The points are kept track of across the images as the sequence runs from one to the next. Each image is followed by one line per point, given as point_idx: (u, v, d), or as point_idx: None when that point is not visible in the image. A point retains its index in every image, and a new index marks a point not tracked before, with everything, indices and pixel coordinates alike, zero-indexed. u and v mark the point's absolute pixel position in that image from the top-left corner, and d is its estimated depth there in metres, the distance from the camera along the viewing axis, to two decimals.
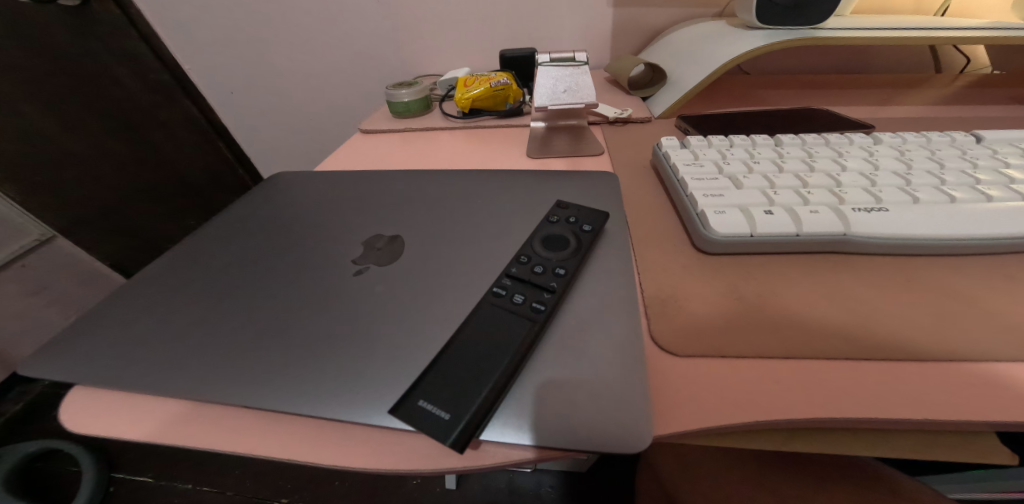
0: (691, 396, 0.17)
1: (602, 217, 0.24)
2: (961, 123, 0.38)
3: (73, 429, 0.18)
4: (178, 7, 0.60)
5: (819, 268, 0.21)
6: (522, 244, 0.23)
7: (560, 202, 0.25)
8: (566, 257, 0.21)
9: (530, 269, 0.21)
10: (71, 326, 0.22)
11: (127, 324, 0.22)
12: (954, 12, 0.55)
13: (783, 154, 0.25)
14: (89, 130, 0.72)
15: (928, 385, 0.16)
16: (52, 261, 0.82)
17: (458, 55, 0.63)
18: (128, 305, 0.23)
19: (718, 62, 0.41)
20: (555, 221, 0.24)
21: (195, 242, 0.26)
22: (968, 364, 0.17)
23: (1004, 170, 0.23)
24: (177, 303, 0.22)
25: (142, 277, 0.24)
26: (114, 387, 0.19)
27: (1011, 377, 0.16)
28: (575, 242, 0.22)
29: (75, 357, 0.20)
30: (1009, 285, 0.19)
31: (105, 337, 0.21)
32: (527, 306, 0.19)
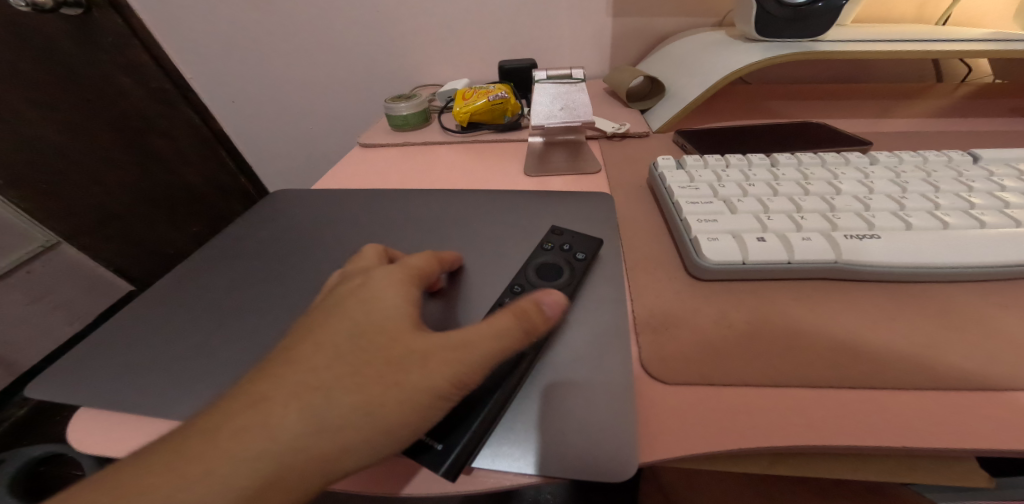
0: (679, 424, 0.17)
1: (595, 243, 0.24)
2: (958, 138, 0.38)
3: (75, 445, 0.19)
4: (180, 17, 0.60)
5: (811, 295, 0.21)
6: (516, 272, 0.23)
7: (555, 228, 0.25)
8: (559, 287, 0.22)
9: (523, 299, 0.21)
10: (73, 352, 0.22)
11: (128, 347, 0.22)
12: (954, 21, 0.55)
13: (778, 176, 0.25)
14: (92, 136, 0.72)
15: (913, 414, 0.16)
16: (57, 268, 0.85)
17: (458, 65, 0.63)
18: (128, 328, 0.23)
19: (717, 75, 0.41)
20: (549, 248, 0.24)
21: (195, 264, 0.27)
22: (952, 393, 0.17)
23: (999, 193, 0.23)
24: (175, 326, 0.23)
25: (143, 300, 0.25)
26: (121, 407, 0.19)
27: (994, 405, 0.16)
28: (569, 271, 0.22)
29: (75, 380, 0.21)
30: (998, 312, 0.19)
31: (107, 360, 0.21)
32: None
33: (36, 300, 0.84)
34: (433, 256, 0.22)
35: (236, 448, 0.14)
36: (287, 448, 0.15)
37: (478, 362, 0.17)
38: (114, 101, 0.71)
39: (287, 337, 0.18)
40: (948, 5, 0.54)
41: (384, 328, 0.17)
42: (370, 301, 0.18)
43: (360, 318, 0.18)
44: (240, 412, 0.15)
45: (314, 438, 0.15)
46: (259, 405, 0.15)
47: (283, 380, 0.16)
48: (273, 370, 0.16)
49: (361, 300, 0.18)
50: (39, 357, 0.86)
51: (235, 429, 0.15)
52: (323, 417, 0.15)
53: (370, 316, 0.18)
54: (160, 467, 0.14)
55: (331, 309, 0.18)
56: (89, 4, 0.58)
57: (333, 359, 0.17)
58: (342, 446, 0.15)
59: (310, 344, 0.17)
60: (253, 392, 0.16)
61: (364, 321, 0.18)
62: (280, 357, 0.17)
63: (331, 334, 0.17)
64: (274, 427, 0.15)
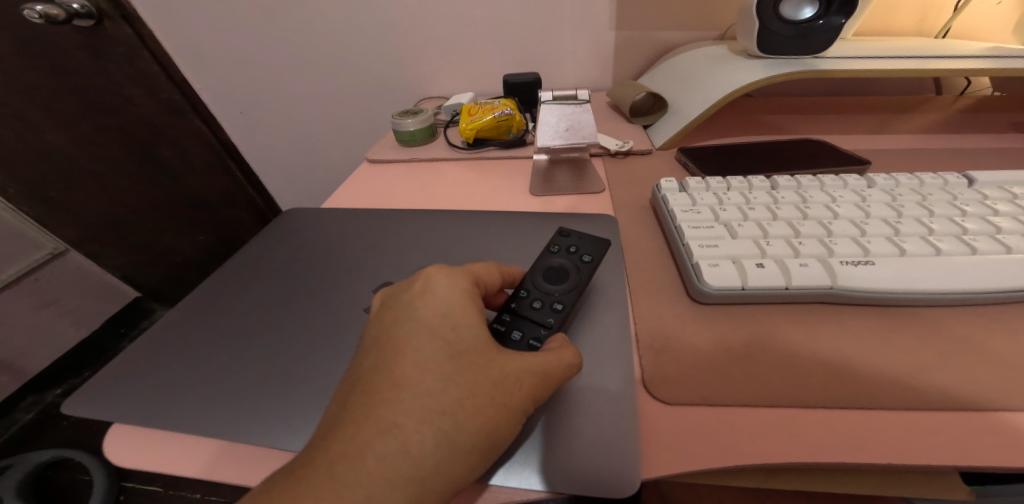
0: (677, 446, 0.17)
1: (601, 247, 0.24)
2: (953, 156, 0.38)
3: (115, 458, 0.19)
4: (192, 32, 0.63)
5: (808, 319, 0.21)
6: (523, 276, 0.24)
7: (563, 230, 0.26)
8: (565, 291, 0.22)
9: (529, 304, 0.22)
10: (109, 372, 0.23)
11: (159, 365, 0.23)
12: (954, 35, 0.56)
13: (778, 199, 0.26)
14: (101, 146, 0.73)
15: (897, 433, 0.17)
16: (64, 275, 0.92)
17: (463, 77, 0.64)
18: (160, 345, 0.24)
19: (720, 92, 0.42)
20: (556, 250, 0.25)
21: (215, 282, 0.28)
22: (935, 413, 0.18)
23: (992, 217, 0.24)
24: (202, 345, 0.23)
25: (167, 322, 0.25)
26: (160, 427, 0.20)
27: (972, 422, 0.17)
28: (575, 276, 0.23)
29: (114, 399, 0.21)
30: (986, 335, 0.20)
31: (144, 378, 0.22)
32: (524, 343, 0.20)
33: (43, 306, 0.89)
34: (499, 266, 0.23)
35: (387, 471, 0.16)
36: (427, 466, 0.16)
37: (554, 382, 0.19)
38: (124, 112, 0.71)
39: (379, 355, 0.19)
40: (947, 19, 0.55)
41: (475, 347, 0.19)
42: (454, 319, 0.19)
43: (448, 338, 0.19)
44: (376, 438, 0.16)
45: (450, 456, 0.17)
46: (393, 432, 0.16)
47: (405, 405, 0.17)
48: (386, 396, 0.17)
49: (441, 316, 0.19)
50: (45, 364, 0.92)
51: (380, 454, 0.16)
52: (451, 439, 0.17)
53: (458, 334, 0.19)
54: (320, 489, 0.15)
55: (413, 324, 0.19)
56: (100, 15, 0.59)
57: (446, 381, 0.17)
58: (471, 463, 0.17)
59: (414, 366, 0.18)
60: (381, 418, 0.17)
61: (455, 339, 0.19)
62: (384, 381, 0.18)
63: (431, 355, 0.18)
64: (414, 451, 0.16)
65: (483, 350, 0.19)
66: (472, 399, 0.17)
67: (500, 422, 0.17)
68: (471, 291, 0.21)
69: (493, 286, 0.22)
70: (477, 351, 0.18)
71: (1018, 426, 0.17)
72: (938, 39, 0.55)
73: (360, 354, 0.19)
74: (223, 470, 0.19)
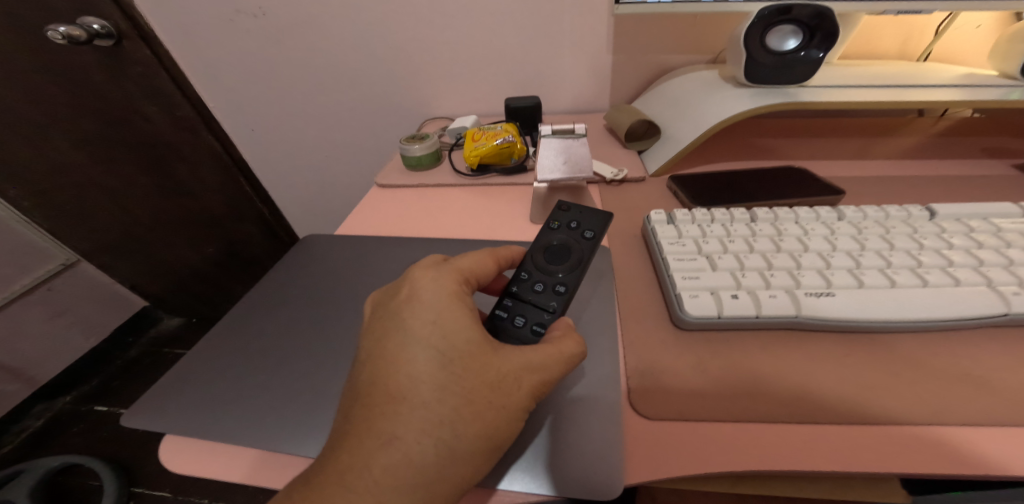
0: (655, 457, 0.20)
1: (599, 227, 0.29)
2: (923, 184, 0.41)
3: (168, 464, 0.22)
4: (208, 53, 0.66)
5: (778, 344, 0.24)
6: (527, 256, 0.28)
7: (566, 210, 0.30)
8: (568, 274, 0.27)
9: (534, 289, 0.26)
10: (156, 390, 0.25)
11: (200, 383, 0.25)
12: (935, 58, 0.59)
13: (756, 232, 0.29)
14: (115, 162, 0.76)
15: (843, 445, 0.20)
16: (76, 284, 0.99)
17: (467, 97, 0.68)
18: (201, 365, 0.26)
19: (708, 121, 0.44)
20: (558, 229, 0.29)
21: (246, 305, 0.30)
22: (878, 426, 0.20)
23: (946, 250, 0.27)
24: (235, 364, 0.26)
25: (203, 344, 0.28)
26: (205, 438, 0.22)
27: (909, 435, 0.20)
28: (576, 257, 0.28)
29: (162, 414, 0.24)
30: (931, 357, 0.23)
31: (188, 395, 0.25)
32: (529, 328, 0.25)
33: (55, 316, 0.96)
34: (494, 254, 0.26)
35: (392, 478, 0.19)
36: (429, 469, 0.19)
37: (544, 385, 0.21)
38: (142, 128, 0.73)
39: (374, 370, 0.21)
40: (929, 42, 0.58)
41: (467, 355, 0.21)
42: (444, 329, 0.21)
43: (440, 348, 0.21)
44: (378, 450, 0.19)
45: (451, 458, 0.19)
46: (395, 444, 0.19)
47: (404, 419, 0.19)
48: (386, 411, 0.20)
49: (431, 327, 0.21)
50: (57, 372, 0.98)
51: (383, 465, 0.19)
52: (448, 444, 0.19)
53: (449, 344, 0.21)
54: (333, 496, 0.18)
55: (404, 337, 0.21)
56: (120, 34, 0.61)
57: (442, 392, 0.20)
58: (471, 463, 0.20)
59: (409, 380, 0.20)
60: (382, 432, 0.19)
61: (446, 349, 0.21)
62: (383, 396, 0.20)
63: (426, 368, 0.20)
64: (416, 458, 0.19)
65: (474, 356, 0.21)
66: (466, 407, 0.20)
67: (494, 424, 0.20)
68: (458, 292, 0.23)
69: (487, 273, 0.25)
70: (468, 357, 0.21)
71: (950, 440, 0.19)
72: (919, 62, 0.58)
73: (357, 367, 0.22)
74: (262, 477, 0.21)
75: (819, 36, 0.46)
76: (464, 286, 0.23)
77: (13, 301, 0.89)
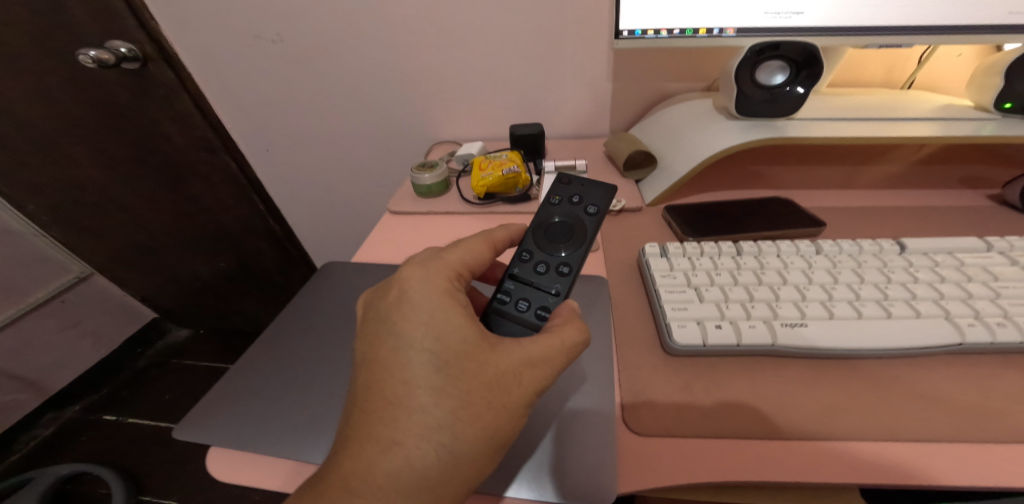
0: (645, 470, 0.22)
1: (600, 209, 0.33)
2: (897, 217, 0.45)
3: (215, 474, 0.24)
4: (228, 76, 0.69)
5: (757, 369, 0.26)
6: (531, 239, 0.33)
7: (569, 194, 0.35)
8: (570, 257, 0.31)
9: (540, 273, 0.31)
10: (201, 406, 0.28)
11: (241, 399, 0.28)
12: (919, 85, 0.63)
13: (740, 265, 0.31)
14: (134, 179, 0.82)
15: (810, 459, 0.22)
16: (88, 297, 1.04)
17: (474, 121, 0.71)
18: (240, 383, 0.29)
19: (701, 154, 0.47)
20: (558, 209, 0.34)
21: (279, 327, 0.33)
22: (842, 443, 0.23)
23: (912, 284, 0.29)
24: (272, 382, 0.29)
25: (242, 363, 0.31)
26: (247, 450, 0.25)
27: (869, 451, 0.22)
28: (577, 241, 0.32)
29: (206, 427, 0.26)
30: (893, 382, 0.25)
31: (230, 410, 0.27)
32: (534, 312, 0.29)
33: (67, 327, 1.01)
34: (486, 240, 0.30)
35: (392, 477, 0.21)
36: (430, 466, 0.22)
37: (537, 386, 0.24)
38: (161, 148, 0.77)
39: (373, 376, 0.23)
40: (913, 70, 0.62)
41: (460, 357, 0.23)
42: (437, 331, 0.23)
43: (434, 352, 0.23)
44: (380, 454, 0.22)
45: (451, 454, 0.22)
46: (394, 448, 0.22)
47: (401, 424, 0.22)
48: (385, 417, 0.22)
49: (423, 332, 0.23)
50: (66, 381, 1.01)
51: (385, 468, 0.21)
52: (444, 444, 0.22)
53: (442, 347, 0.23)
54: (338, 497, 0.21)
55: (399, 343, 0.23)
56: (145, 58, 0.65)
57: (439, 396, 0.22)
58: (472, 456, 0.22)
59: (405, 387, 0.23)
60: (381, 437, 0.22)
61: (440, 352, 0.23)
62: (380, 403, 0.23)
63: (421, 374, 0.23)
64: (415, 457, 0.22)
65: (466, 357, 0.23)
66: (461, 407, 0.22)
67: (490, 422, 0.23)
68: (447, 289, 0.25)
69: (479, 260, 0.29)
70: (462, 359, 0.23)
71: (905, 455, 0.22)
72: (903, 90, 0.61)
73: (357, 374, 0.24)
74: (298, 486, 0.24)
75: (804, 72, 0.48)
76: (453, 281, 0.26)
77: (27, 313, 0.93)
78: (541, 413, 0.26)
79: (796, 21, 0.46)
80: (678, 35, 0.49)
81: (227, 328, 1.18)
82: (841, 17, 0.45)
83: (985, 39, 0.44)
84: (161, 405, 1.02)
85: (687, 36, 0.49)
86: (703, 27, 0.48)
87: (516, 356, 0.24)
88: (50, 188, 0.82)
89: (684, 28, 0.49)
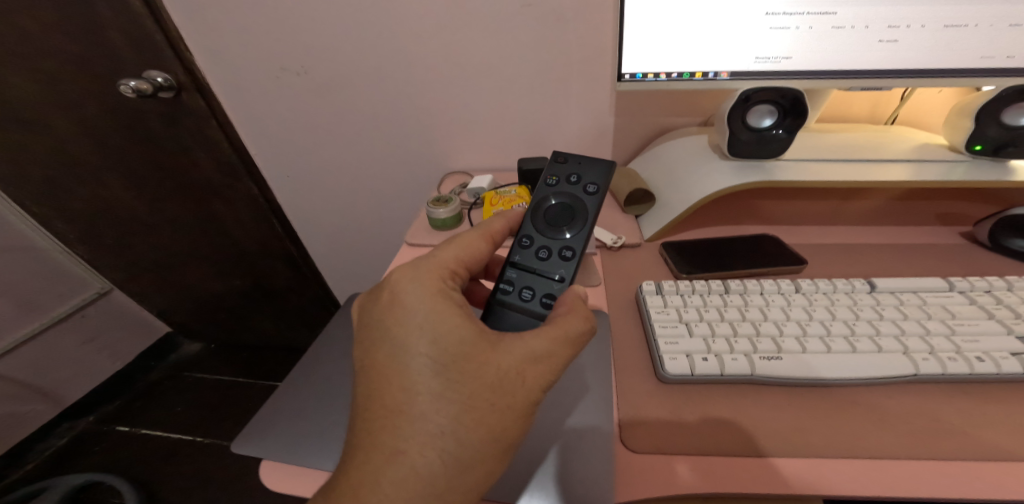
0: (640, 483, 0.26)
1: (599, 193, 0.39)
2: (873, 255, 0.49)
3: (263, 480, 0.29)
4: (255, 107, 0.74)
5: (740, 395, 0.30)
6: (535, 229, 0.39)
7: (573, 180, 0.41)
8: (572, 242, 0.38)
9: (544, 257, 0.37)
10: (251, 426, 0.34)
11: (284, 422, 0.34)
12: (901, 121, 0.67)
13: (726, 302, 0.35)
14: (161, 200, 0.87)
15: (781, 473, 0.26)
16: (106, 311, 1.08)
17: (484, 150, 0.76)
18: (284, 409, 0.36)
19: (696, 196, 0.51)
20: (560, 193, 0.40)
21: (316, 367, 0.40)
22: (810, 460, 0.26)
23: (877, 322, 0.33)
24: (310, 409, 0.35)
25: (284, 393, 0.37)
26: (290, 461, 0.31)
27: (834, 468, 0.26)
28: (578, 223, 0.39)
29: (257, 443, 0.32)
30: (858, 408, 0.29)
31: (275, 431, 0.33)
32: (538, 301, 0.35)
33: (86, 341, 1.05)
34: (484, 233, 0.34)
35: (399, 481, 0.25)
36: (435, 469, 0.25)
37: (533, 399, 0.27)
38: (189, 173, 0.82)
39: (378, 392, 0.27)
40: (895, 107, 0.66)
41: (455, 370, 0.26)
42: (433, 343, 0.27)
43: (431, 364, 0.26)
44: (388, 464, 0.25)
45: (453, 457, 0.25)
46: (401, 457, 0.25)
47: (406, 435, 0.25)
48: (392, 430, 0.26)
49: (419, 343, 0.27)
50: (81, 393, 1.05)
51: (393, 477, 0.25)
52: (446, 451, 0.25)
53: (438, 358, 0.27)
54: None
55: (399, 356, 0.27)
56: (180, 88, 0.69)
57: (440, 408, 0.26)
58: (472, 458, 0.26)
59: (407, 401, 0.26)
60: (389, 448, 0.25)
61: (437, 364, 0.26)
62: (387, 416, 0.26)
63: (423, 388, 0.26)
64: (420, 462, 0.25)
65: (461, 369, 0.27)
66: (460, 416, 0.26)
67: (486, 429, 0.26)
68: (440, 293, 0.29)
69: (471, 255, 0.33)
70: (457, 371, 0.26)
71: (864, 471, 0.26)
72: (886, 126, 0.66)
73: (363, 390, 0.28)
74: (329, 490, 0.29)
75: (790, 118, 0.52)
76: (445, 283, 0.30)
77: (49, 327, 0.97)
78: (545, 432, 0.30)
79: (786, 64, 0.49)
80: (677, 78, 0.52)
81: (237, 342, 1.21)
82: (828, 61, 0.48)
83: (967, 82, 0.47)
84: (173, 417, 1.06)
85: (686, 79, 0.52)
86: (699, 72, 0.51)
87: (507, 365, 0.27)
88: (79, 206, 0.87)
89: (683, 72, 0.51)
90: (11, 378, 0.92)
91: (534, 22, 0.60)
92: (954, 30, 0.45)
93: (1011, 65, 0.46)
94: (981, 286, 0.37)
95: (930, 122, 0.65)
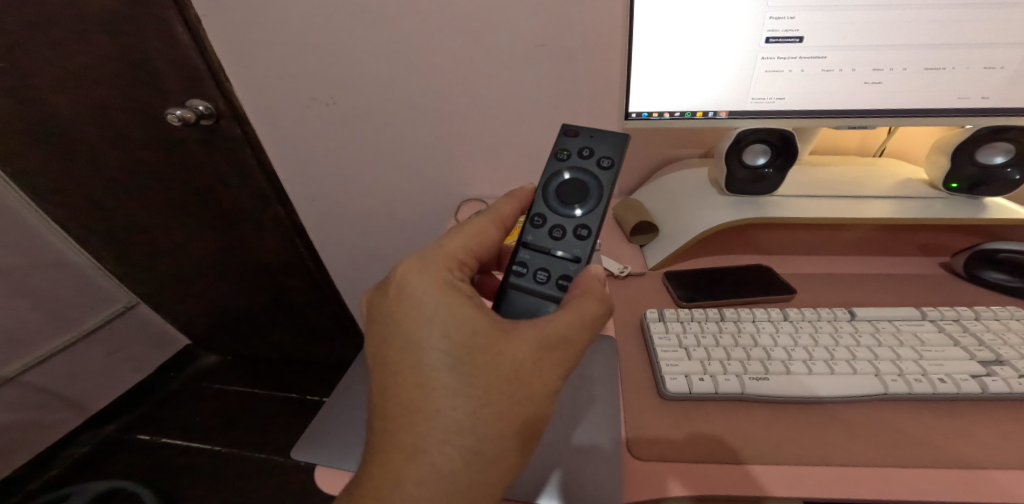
0: (645, 486, 0.30)
1: (612, 166, 0.43)
2: (857, 285, 0.54)
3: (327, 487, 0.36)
4: (287, 136, 0.79)
5: (732, 410, 0.34)
6: (548, 211, 0.44)
7: (586, 154, 0.45)
8: (587, 220, 0.43)
9: (558, 237, 0.42)
10: (304, 438, 0.40)
11: (335, 436, 0.40)
12: (889, 153, 0.72)
13: (722, 328, 0.40)
14: (194, 219, 0.93)
15: (765, 478, 0.30)
16: (131, 324, 1.13)
17: (499, 177, 0.82)
18: (331, 423, 0.42)
19: (695, 229, 0.57)
20: (576, 168, 0.44)
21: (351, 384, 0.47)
22: (790, 467, 0.31)
23: (856, 348, 0.38)
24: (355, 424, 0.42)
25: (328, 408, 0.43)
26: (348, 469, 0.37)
27: (810, 474, 0.30)
28: (592, 199, 0.43)
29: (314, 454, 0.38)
30: (834, 424, 0.33)
31: (328, 443, 0.40)
32: (555, 283, 0.41)
33: (110, 353, 1.09)
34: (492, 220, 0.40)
35: (422, 476, 0.29)
36: (453, 464, 0.29)
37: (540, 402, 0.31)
38: (221, 195, 0.88)
39: (400, 398, 0.31)
40: (883, 140, 0.72)
41: (468, 374, 0.30)
42: (445, 348, 0.31)
43: (445, 368, 0.30)
44: (411, 464, 0.29)
45: (469, 452, 0.29)
46: (422, 456, 0.29)
47: (427, 436, 0.29)
48: (414, 433, 0.30)
49: (433, 347, 0.31)
50: (104, 402, 1.09)
51: (415, 474, 0.29)
52: (463, 448, 0.29)
53: (452, 363, 0.30)
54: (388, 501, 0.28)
55: (416, 362, 0.31)
56: (218, 115, 0.75)
57: (456, 411, 0.30)
58: (486, 453, 0.30)
59: (426, 406, 0.30)
60: (412, 449, 0.29)
61: (451, 369, 0.30)
62: (408, 421, 0.30)
63: (439, 392, 0.30)
64: (439, 458, 0.29)
65: (472, 373, 0.30)
66: (474, 416, 0.30)
67: (498, 428, 0.30)
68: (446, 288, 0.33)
69: (475, 245, 0.38)
70: (468, 375, 0.30)
71: (836, 476, 0.30)
72: (874, 158, 0.71)
73: (386, 396, 0.32)
74: None
75: (781, 158, 0.57)
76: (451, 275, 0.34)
77: (76, 341, 1.02)
78: (562, 440, 0.34)
79: (780, 104, 0.54)
80: (678, 117, 0.57)
81: (254, 354, 1.26)
82: (819, 102, 0.53)
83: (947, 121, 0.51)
84: (192, 428, 1.10)
85: (687, 118, 0.57)
86: (699, 111, 0.56)
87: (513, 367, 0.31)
88: (118, 223, 0.93)
89: (683, 112, 0.57)
90: (42, 387, 0.97)
91: (548, 64, 0.66)
92: (933, 73, 0.49)
93: (986, 104, 0.50)
94: (951, 315, 0.42)
95: (915, 155, 0.70)
